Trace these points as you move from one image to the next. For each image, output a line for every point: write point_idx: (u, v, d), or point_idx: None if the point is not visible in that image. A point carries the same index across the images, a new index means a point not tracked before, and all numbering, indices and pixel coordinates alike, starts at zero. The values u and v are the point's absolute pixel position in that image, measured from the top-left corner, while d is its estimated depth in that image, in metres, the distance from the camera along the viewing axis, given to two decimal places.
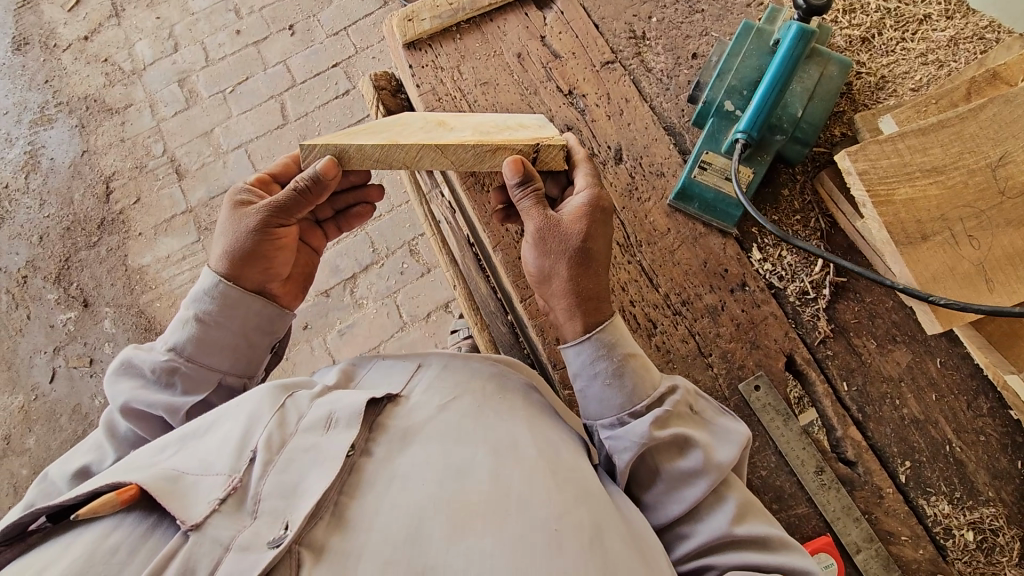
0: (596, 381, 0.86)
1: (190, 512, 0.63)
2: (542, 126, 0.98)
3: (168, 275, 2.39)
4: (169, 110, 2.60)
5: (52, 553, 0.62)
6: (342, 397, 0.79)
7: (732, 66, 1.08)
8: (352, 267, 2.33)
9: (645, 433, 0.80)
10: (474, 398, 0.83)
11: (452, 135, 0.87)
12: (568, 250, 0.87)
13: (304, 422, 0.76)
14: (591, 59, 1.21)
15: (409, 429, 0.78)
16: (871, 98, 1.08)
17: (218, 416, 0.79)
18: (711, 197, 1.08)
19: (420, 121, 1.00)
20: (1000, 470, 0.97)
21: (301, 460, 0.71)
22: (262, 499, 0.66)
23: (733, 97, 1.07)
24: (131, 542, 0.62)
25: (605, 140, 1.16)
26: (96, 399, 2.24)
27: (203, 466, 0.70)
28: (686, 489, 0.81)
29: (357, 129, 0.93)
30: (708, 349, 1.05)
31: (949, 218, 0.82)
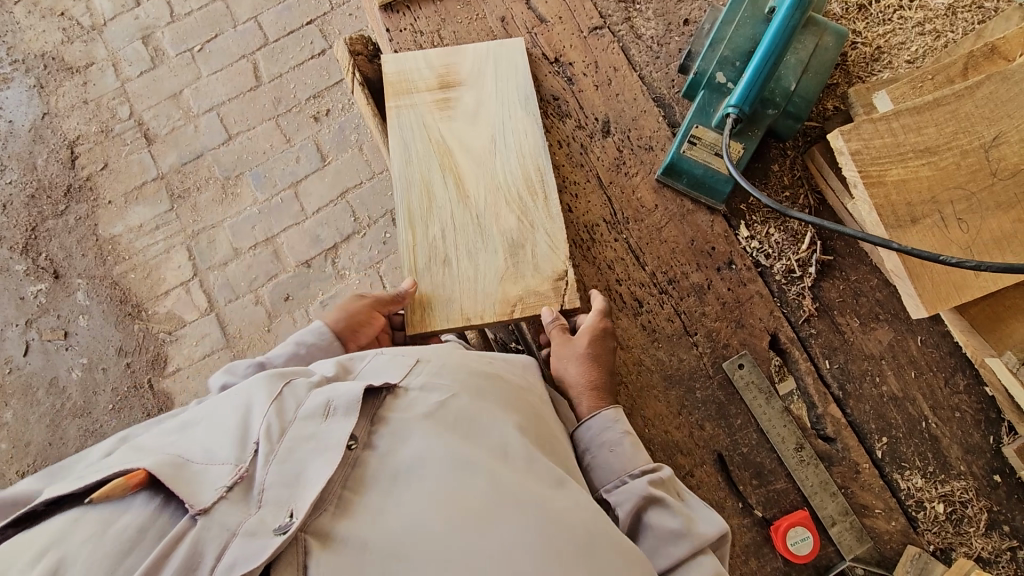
0: (602, 449, 0.90)
1: (200, 496, 0.62)
2: (544, 176, 1.06)
3: (141, 246, 2.31)
4: (134, 69, 2.46)
5: (58, 527, 0.61)
6: (339, 386, 0.77)
7: (726, 36, 1.02)
8: (334, 238, 2.28)
9: (635, 491, 0.84)
10: (473, 394, 0.82)
11: (478, 224, 1.04)
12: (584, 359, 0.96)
13: (302, 410, 0.74)
14: (578, 24, 1.15)
15: (410, 420, 0.76)
16: (866, 71, 1.07)
17: (218, 406, 0.77)
18: (700, 172, 1.05)
19: (441, 184, 1.07)
20: (972, 445, 1.00)
21: (302, 449, 0.69)
22: (267, 489, 0.65)
23: (725, 68, 1.01)
24: (140, 522, 0.61)
25: (593, 111, 1.12)
26: (74, 371, 2.20)
27: (207, 454, 0.68)
28: (660, 556, 0.80)
29: (408, 247, 1.03)
30: (694, 328, 1.04)
31: (939, 200, 0.79)
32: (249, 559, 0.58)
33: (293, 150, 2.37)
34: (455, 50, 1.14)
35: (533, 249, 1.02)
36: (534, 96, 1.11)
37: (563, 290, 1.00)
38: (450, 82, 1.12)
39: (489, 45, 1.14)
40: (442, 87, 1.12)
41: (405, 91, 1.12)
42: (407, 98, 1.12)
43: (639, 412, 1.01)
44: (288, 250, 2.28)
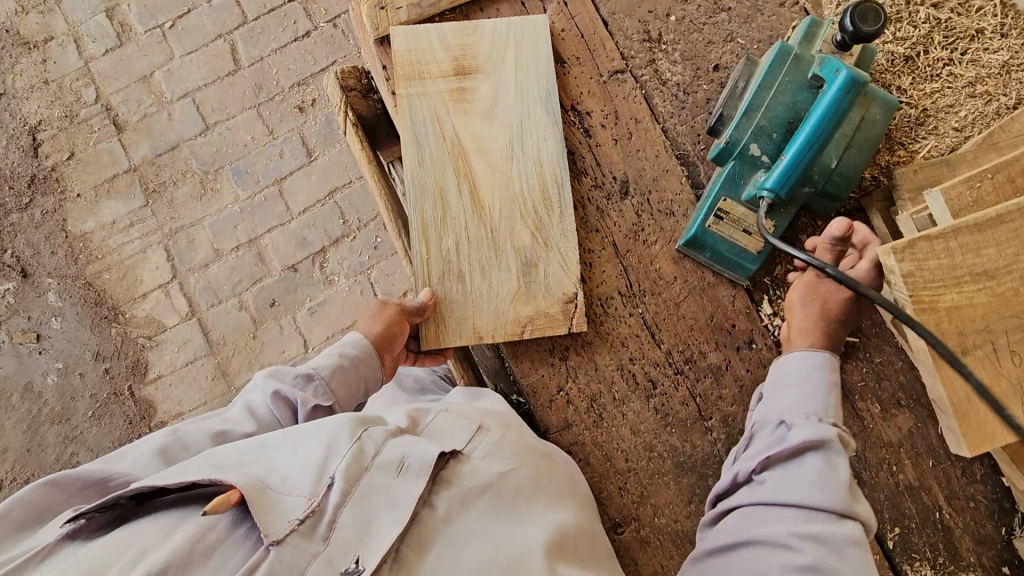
0: (802, 383, 0.88)
1: (275, 527, 0.69)
2: (562, 187, 0.99)
3: (115, 244, 2.18)
4: (98, 46, 2.25)
5: (152, 535, 0.69)
6: (413, 440, 0.83)
7: (762, 102, 0.92)
8: (322, 240, 2.17)
9: (824, 434, 0.82)
10: (530, 471, 0.87)
11: (494, 231, 0.98)
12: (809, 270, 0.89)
13: (378, 457, 0.79)
14: (598, 67, 1.05)
15: (471, 489, 0.81)
16: (908, 136, 0.99)
17: (300, 434, 0.83)
18: (725, 249, 0.97)
19: (455, 192, 0.99)
20: (984, 536, 0.98)
21: (373, 498, 0.75)
22: (336, 528, 0.71)
23: (760, 139, 0.92)
24: (226, 546, 0.70)
25: (611, 169, 1.03)
26: (49, 377, 2.11)
27: (287, 486, 0.75)
28: (804, 493, 0.79)
29: (421, 259, 0.97)
30: (709, 413, 0.99)
31: (993, 329, 0.77)
32: None
33: (277, 144, 2.21)
34: (473, 30, 1.02)
35: (546, 270, 0.97)
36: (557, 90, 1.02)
37: (572, 314, 0.97)
38: (467, 71, 1.01)
39: (512, 26, 1.03)
40: (458, 75, 1.01)
41: (416, 75, 1.00)
42: (420, 85, 1.00)
43: (648, 501, 0.97)
44: (273, 253, 2.17)
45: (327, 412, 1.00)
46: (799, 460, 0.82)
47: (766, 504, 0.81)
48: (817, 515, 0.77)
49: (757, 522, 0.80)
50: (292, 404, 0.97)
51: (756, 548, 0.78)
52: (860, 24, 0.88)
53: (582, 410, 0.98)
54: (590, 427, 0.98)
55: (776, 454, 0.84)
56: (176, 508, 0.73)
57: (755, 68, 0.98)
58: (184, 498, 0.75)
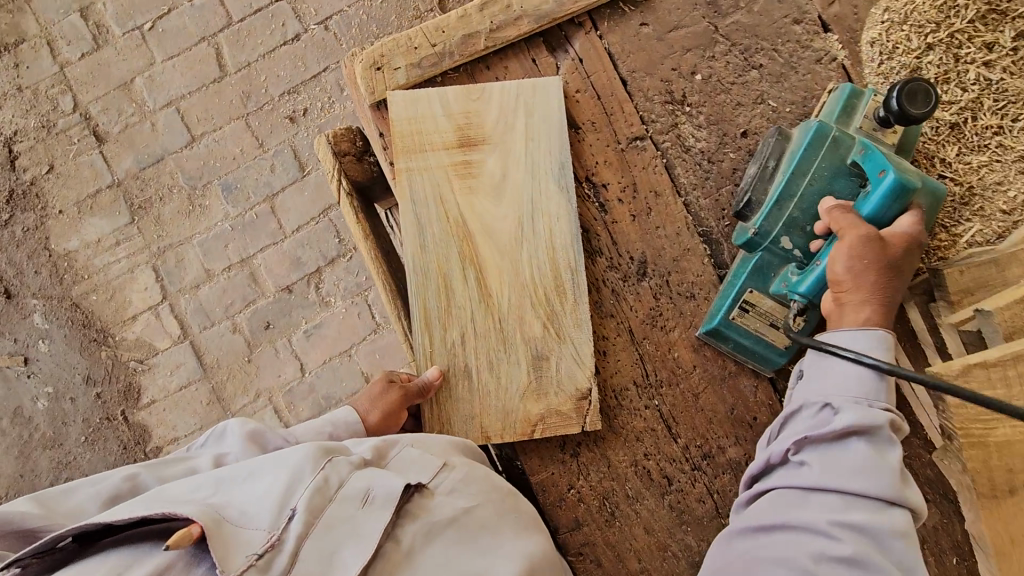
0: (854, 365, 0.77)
1: (232, 562, 0.63)
2: (576, 272, 0.91)
3: (101, 263, 2.09)
4: (74, 50, 2.11)
5: None
6: (381, 473, 0.78)
7: (796, 191, 0.87)
8: (317, 260, 2.07)
9: (874, 419, 0.73)
10: (497, 506, 0.82)
11: (501, 319, 0.90)
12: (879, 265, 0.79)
13: (342, 490, 0.75)
14: (616, 133, 0.96)
15: (434, 521, 0.75)
16: (951, 218, 0.91)
17: (259, 465, 0.78)
18: (750, 342, 0.91)
19: (460, 278, 0.91)
20: None
21: (337, 530, 0.70)
22: (298, 562, 0.66)
23: (792, 233, 0.88)
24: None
25: (628, 248, 0.95)
26: (39, 402, 2.05)
27: (244, 517, 0.69)
28: (849, 479, 0.70)
29: (425, 354, 0.90)
30: (726, 510, 0.94)
31: None
32: None
33: (267, 157, 2.10)
34: (479, 94, 0.93)
35: (558, 365, 0.90)
36: (570, 162, 0.93)
37: (586, 412, 0.90)
38: (472, 142, 0.92)
39: (520, 90, 0.93)
40: (462, 146, 0.92)
41: (417, 148, 0.91)
42: (421, 158, 0.91)
43: None
44: (266, 273, 2.08)
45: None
46: (842, 444, 0.73)
47: (804, 487, 0.72)
48: (861, 502, 0.69)
49: (794, 506, 0.72)
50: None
51: (789, 533, 0.69)
52: (908, 107, 0.79)
53: (594, 508, 0.93)
54: (602, 526, 0.93)
55: (818, 435, 0.74)
56: (124, 549, 0.67)
57: (786, 142, 0.91)
58: (132, 537, 0.69)
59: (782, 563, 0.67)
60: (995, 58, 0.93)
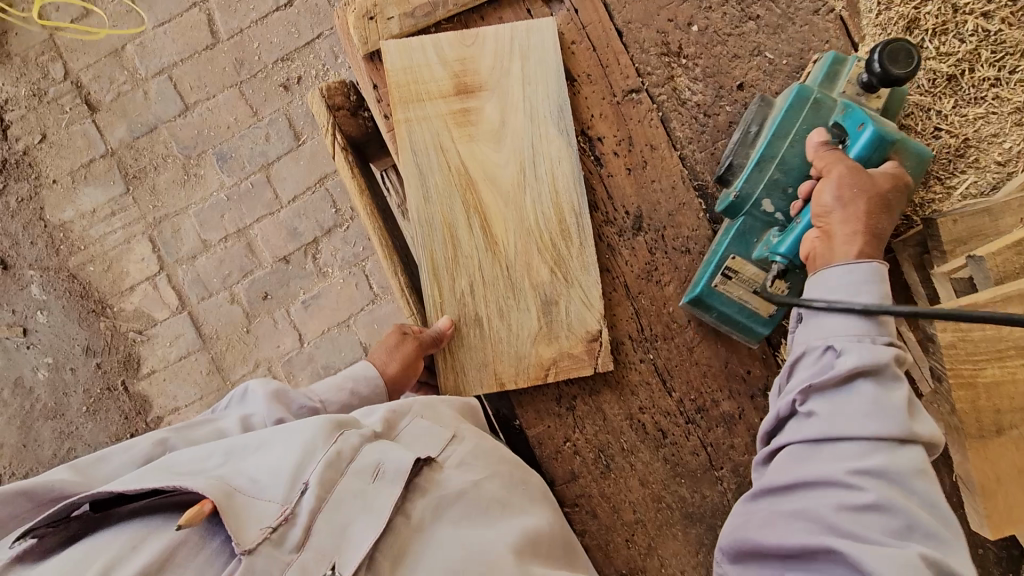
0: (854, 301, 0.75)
1: (245, 534, 0.64)
2: (580, 215, 0.91)
3: (97, 234, 2.08)
4: (63, 17, 2.08)
5: (118, 547, 0.65)
6: (392, 447, 0.78)
7: (777, 153, 0.86)
8: (314, 230, 2.06)
9: (878, 356, 0.71)
10: (504, 479, 0.82)
11: (513, 258, 0.90)
12: (878, 195, 0.77)
13: (353, 464, 0.75)
14: (611, 86, 0.95)
15: (444, 494, 0.76)
16: (945, 170, 0.90)
17: (269, 438, 0.78)
18: (734, 311, 0.90)
19: (465, 228, 0.90)
20: None
21: (350, 504, 0.71)
22: (313, 534, 0.67)
23: (772, 194, 0.87)
24: (196, 561, 0.65)
25: (623, 202, 0.95)
26: (40, 372, 2.06)
27: (256, 490, 0.70)
28: (860, 422, 0.68)
29: (435, 304, 0.90)
30: (719, 462, 0.95)
31: None
32: None
33: (262, 126, 2.08)
34: (473, 41, 0.91)
35: (567, 308, 0.90)
36: (568, 109, 0.92)
37: (597, 352, 0.91)
38: (469, 90, 0.91)
39: (516, 35, 0.92)
40: (459, 94, 0.91)
41: (414, 97, 0.90)
42: (418, 108, 0.90)
43: (655, 553, 0.94)
44: (263, 243, 2.07)
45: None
46: (848, 387, 0.71)
47: (814, 438, 0.71)
48: (874, 444, 0.67)
49: (807, 459, 0.71)
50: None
51: (804, 488, 0.68)
52: (890, 64, 0.78)
53: (590, 461, 0.94)
54: (597, 478, 0.94)
55: (822, 382, 0.73)
56: (141, 519, 0.69)
57: (768, 107, 0.90)
58: (149, 507, 0.70)
59: (800, 518, 0.67)
60: (993, 9, 0.91)
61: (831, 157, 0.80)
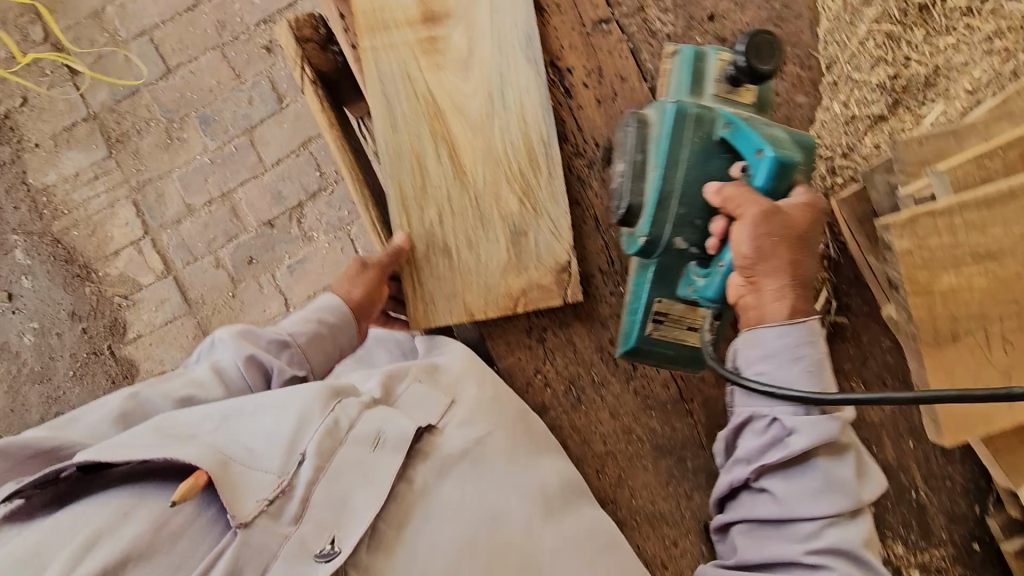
0: (795, 366, 0.72)
1: (242, 508, 0.67)
2: (548, 144, 0.91)
3: (81, 198, 2.07)
4: None
5: (110, 514, 0.68)
6: (391, 414, 0.80)
7: (675, 188, 0.77)
8: (298, 194, 2.05)
9: (826, 433, 0.71)
10: (507, 436, 0.86)
11: (481, 189, 0.90)
12: (791, 237, 0.72)
13: (352, 433, 0.77)
14: (580, 16, 0.94)
15: (448, 457, 0.81)
16: (914, 99, 0.92)
17: (265, 400, 0.79)
18: (670, 352, 0.88)
19: (433, 157, 0.90)
20: (958, 513, 0.98)
21: (349, 474, 0.74)
22: (312, 506, 0.71)
23: (683, 231, 0.79)
24: (192, 531, 0.68)
25: (593, 134, 0.94)
26: (25, 337, 2.06)
27: (252, 458, 0.73)
28: (812, 503, 0.71)
29: (403, 232, 0.90)
30: (690, 395, 0.95)
31: (989, 315, 0.68)
32: None
33: (245, 89, 2.06)
34: None
35: (535, 239, 0.90)
36: (536, 37, 0.91)
37: (566, 284, 0.91)
38: (436, 18, 0.91)
39: None
40: (427, 23, 0.90)
41: (380, 26, 0.90)
42: (385, 36, 0.90)
43: (625, 484, 0.95)
44: (247, 208, 2.06)
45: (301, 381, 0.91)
46: (797, 465, 0.73)
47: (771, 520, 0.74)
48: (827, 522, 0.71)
49: (767, 537, 0.75)
50: (266, 371, 0.88)
51: (769, 566, 0.73)
52: (757, 64, 0.76)
53: (560, 393, 0.95)
54: (568, 410, 0.95)
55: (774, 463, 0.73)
56: (135, 484, 0.71)
57: (645, 128, 0.80)
58: (143, 471, 0.72)
59: None
60: None
61: (742, 196, 0.73)
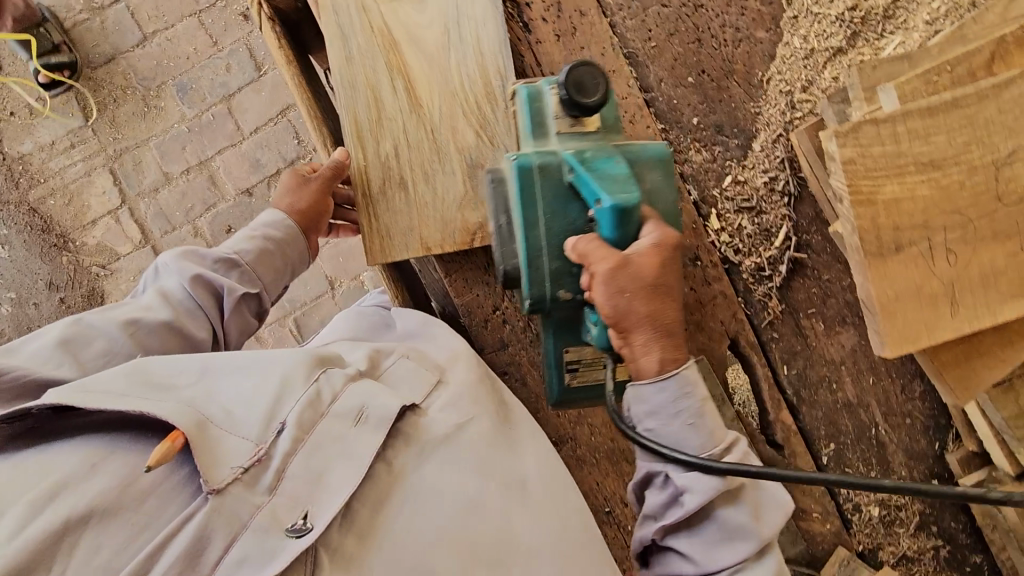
0: (678, 418, 0.67)
1: (215, 472, 0.58)
2: (505, 77, 0.90)
3: (57, 167, 1.97)
4: None
5: (76, 463, 0.58)
6: (380, 388, 0.71)
7: (541, 244, 0.72)
8: (276, 162, 1.98)
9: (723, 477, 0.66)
10: (493, 419, 0.78)
11: (437, 121, 0.90)
12: (644, 288, 0.65)
13: (337, 403, 0.67)
14: None
15: (431, 437, 0.72)
16: (873, 32, 0.91)
17: (248, 357, 0.69)
18: (596, 395, 0.84)
19: (389, 90, 0.90)
20: (916, 451, 0.98)
21: (329, 447, 0.64)
22: (285, 479, 0.61)
23: (563, 282, 0.73)
24: (163, 490, 0.58)
25: (552, 69, 0.93)
26: None
27: (229, 419, 0.63)
28: (718, 553, 0.66)
29: (358, 165, 0.89)
30: None
31: (931, 227, 0.73)
32: (260, 560, 0.56)
33: (222, 57, 1.99)
34: None
35: (492, 172, 0.90)
36: None
37: None
38: None
39: None
40: None
41: None
42: None
43: (585, 421, 0.95)
44: (225, 176, 1.98)
45: (256, 300, 0.90)
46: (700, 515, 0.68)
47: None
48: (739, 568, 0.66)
49: None
50: (215, 292, 0.86)
51: None
52: (580, 98, 0.69)
53: (519, 329, 0.95)
54: (527, 346, 0.95)
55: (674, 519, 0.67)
56: (104, 434, 0.61)
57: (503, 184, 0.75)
58: (111, 420, 0.62)
59: None
60: None
61: (592, 248, 0.66)
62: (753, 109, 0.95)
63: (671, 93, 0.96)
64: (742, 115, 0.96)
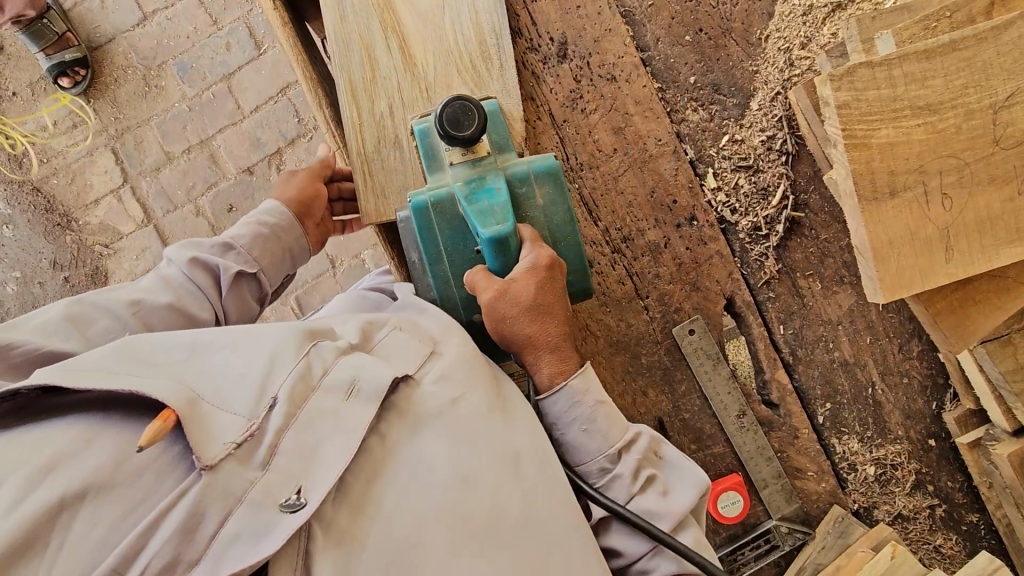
0: (574, 427, 0.74)
1: (208, 448, 0.56)
2: (500, 36, 0.90)
3: (60, 147, 1.96)
4: None
5: (69, 441, 0.56)
6: (371, 361, 0.67)
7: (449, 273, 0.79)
8: (276, 141, 1.94)
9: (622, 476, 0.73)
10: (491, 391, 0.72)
11: (431, 80, 0.90)
12: (524, 312, 0.71)
13: (327, 378, 0.64)
14: None
15: (424, 410, 0.67)
16: None
17: (239, 335, 0.67)
18: None
19: (384, 50, 0.90)
20: (913, 410, 0.98)
21: (320, 422, 0.62)
22: (277, 454, 0.59)
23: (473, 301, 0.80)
24: (158, 467, 0.56)
25: (548, 28, 0.93)
26: None
27: (221, 397, 0.61)
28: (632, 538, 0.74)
29: (354, 125, 0.89)
30: (646, 291, 0.96)
31: (926, 171, 0.75)
32: (252, 536, 0.54)
33: (221, 35, 1.95)
34: None
35: None
36: None
37: None
38: None
39: None
40: None
41: None
42: None
43: None
44: (226, 155, 1.95)
45: (253, 283, 0.89)
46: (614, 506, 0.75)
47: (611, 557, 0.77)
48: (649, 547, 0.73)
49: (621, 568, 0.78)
50: (212, 274, 0.85)
51: None
52: (455, 134, 0.72)
53: None
54: None
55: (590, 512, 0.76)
56: (97, 411, 0.59)
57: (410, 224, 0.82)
58: (104, 398, 0.60)
59: None
60: None
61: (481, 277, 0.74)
62: (750, 67, 0.95)
63: (668, 52, 0.96)
64: (740, 74, 0.95)
